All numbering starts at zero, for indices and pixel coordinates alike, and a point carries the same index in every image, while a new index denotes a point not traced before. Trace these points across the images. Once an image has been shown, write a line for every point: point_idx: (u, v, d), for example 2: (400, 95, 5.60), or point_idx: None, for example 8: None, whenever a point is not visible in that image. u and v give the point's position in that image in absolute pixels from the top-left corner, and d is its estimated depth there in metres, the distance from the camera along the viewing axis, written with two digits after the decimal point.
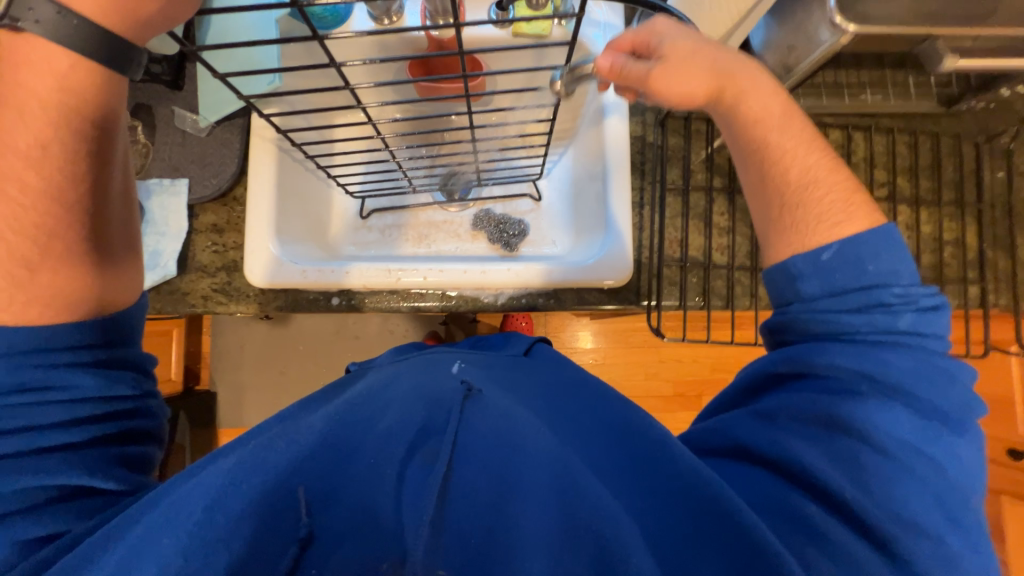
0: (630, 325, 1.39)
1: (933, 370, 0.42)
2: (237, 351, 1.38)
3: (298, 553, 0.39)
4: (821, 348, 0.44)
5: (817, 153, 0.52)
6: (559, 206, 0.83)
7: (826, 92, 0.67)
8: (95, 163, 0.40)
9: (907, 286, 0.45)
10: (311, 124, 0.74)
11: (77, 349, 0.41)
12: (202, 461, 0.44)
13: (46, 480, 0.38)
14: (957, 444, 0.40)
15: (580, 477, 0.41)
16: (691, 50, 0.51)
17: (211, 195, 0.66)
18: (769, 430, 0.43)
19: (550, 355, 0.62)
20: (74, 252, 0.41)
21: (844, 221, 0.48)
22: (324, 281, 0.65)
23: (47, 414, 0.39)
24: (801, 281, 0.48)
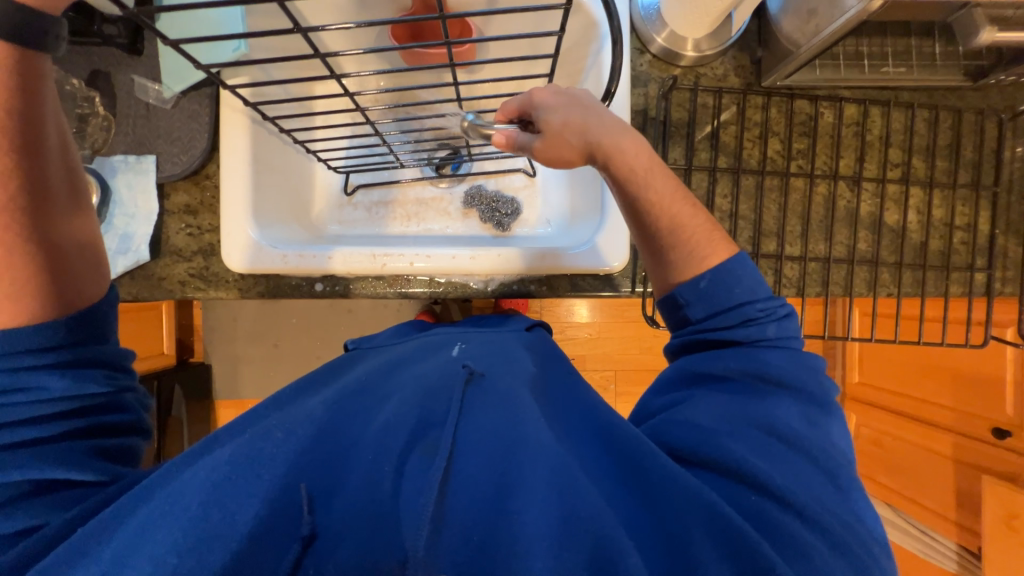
0: (626, 300, 1.37)
1: (801, 362, 0.46)
2: (230, 324, 1.37)
3: (301, 552, 0.37)
4: (713, 356, 0.46)
5: (687, 204, 0.51)
6: (553, 184, 0.79)
7: (844, 64, 0.61)
8: (27, 154, 0.37)
9: (767, 301, 0.48)
10: (288, 94, 0.69)
11: (37, 353, 0.38)
12: (189, 453, 0.42)
13: (17, 477, 0.36)
14: (830, 426, 0.44)
15: (577, 475, 0.40)
16: (566, 123, 0.51)
17: (181, 173, 0.62)
18: (696, 430, 0.42)
19: (548, 344, 0.62)
20: (20, 253, 0.37)
21: (711, 256, 0.49)
22: (307, 267, 0.62)
23: (17, 413, 0.37)
24: (688, 308, 0.50)
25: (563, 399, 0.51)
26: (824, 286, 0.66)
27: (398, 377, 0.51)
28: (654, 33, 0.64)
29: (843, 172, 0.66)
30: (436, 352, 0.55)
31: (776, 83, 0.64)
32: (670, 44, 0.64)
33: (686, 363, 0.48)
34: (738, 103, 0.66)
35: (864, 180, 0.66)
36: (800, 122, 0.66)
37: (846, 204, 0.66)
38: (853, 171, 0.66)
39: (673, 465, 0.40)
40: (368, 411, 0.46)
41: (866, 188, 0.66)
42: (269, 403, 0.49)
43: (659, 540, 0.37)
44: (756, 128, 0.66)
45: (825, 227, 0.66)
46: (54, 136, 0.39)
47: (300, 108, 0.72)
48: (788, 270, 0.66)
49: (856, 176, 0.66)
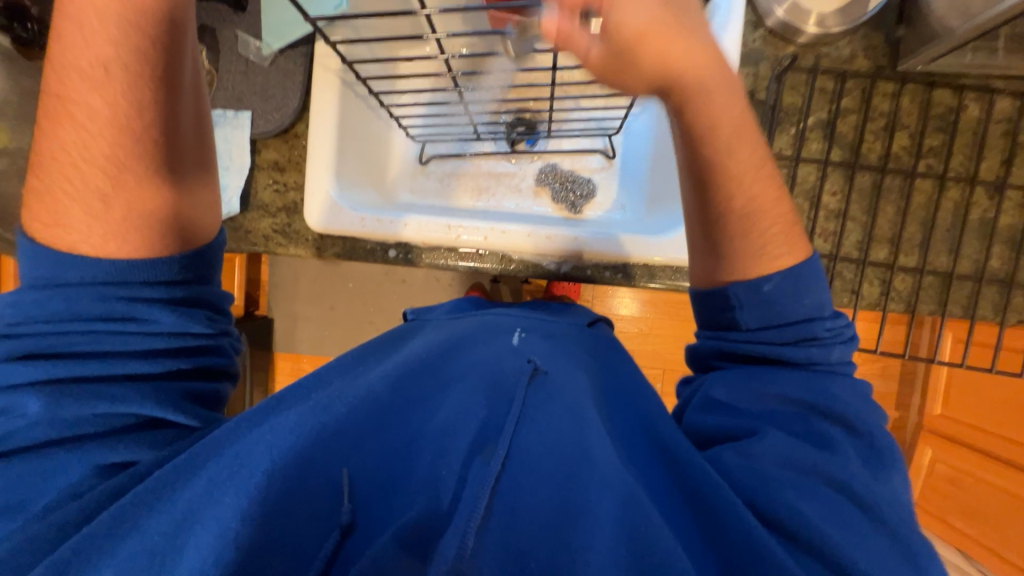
0: (684, 299, 1.31)
1: (868, 402, 0.43)
2: (291, 283, 1.43)
3: (341, 539, 0.39)
4: (767, 377, 0.43)
5: (767, 178, 0.47)
6: (633, 166, 0.75)
7: (1005, 49, 0.51)
8: (162, 87, 0.41)
9: (836, 319, 0.45)
10: (374, 55, 0.68)
11: (156, 286, 0.41)
12: (257, 410, 0.43)
13: (122, 409, 0.39)
14: (895, 479, 0.40)
15: (653, 522, 0.36)
16: (641, 32, 0.38)
17: (273, 130, 0.64)
18: (753, 473, 0.39)
19: (608, 337, 0.57)
20: (149, 186, 0.42)
21: (787, 254, 0.44)
22: (382, 232, 0.63)
23: (129, 343, 0.40)
24: (739, 312, 0.45)
25: (626, 400, 0.48)
26: (941, 305, 0.58)
27: (460, 361, 0.48)
28: (775, 5, 0.56)
29: (982, 176, 0.58)
30: (500, 334, 0.51)
31: (915, 67, 0.56)
32: (791, 17, 0.57)
33: (733, 389, 0.43)
34: (864, 89, 0.59)
35: (1009, 187, 0.57)
36: (936, 115, 0.58)
37: (982, 213, 0.58)
38: (996, 176, 0.57)
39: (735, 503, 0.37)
40: (428, 403, 0.46)
41: (1010, 197, 0.57)
42: (330, 367, 0.49)
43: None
44: (881, 120, 0.59)
45: (951, 238, 0.58)
46: (187, 71, 0.43)
47: (384, 71, 0.72)
48: (899, 282, 0.59)
49: (999, 181, 0.57)
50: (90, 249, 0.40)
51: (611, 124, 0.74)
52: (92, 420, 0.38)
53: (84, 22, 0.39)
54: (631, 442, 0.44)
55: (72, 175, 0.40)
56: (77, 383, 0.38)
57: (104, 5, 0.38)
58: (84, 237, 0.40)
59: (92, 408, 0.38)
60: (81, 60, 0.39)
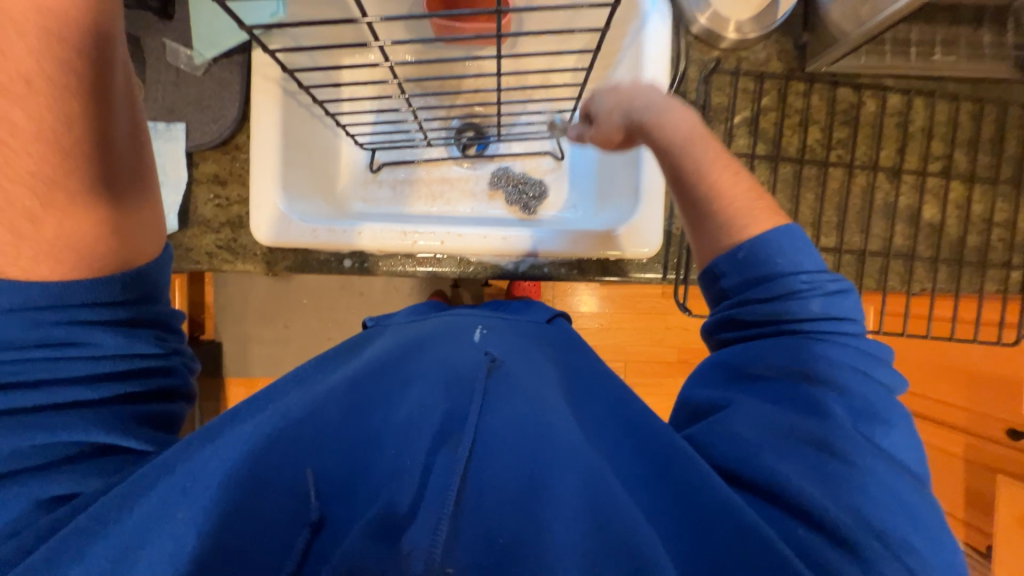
0: (638, 292, 1.37)
1: (866, 362, 0.40)
2: (240, 303, 1.36)
3: (309, 536, 0.38)
4: (752, 347, 0.43)
5: (731, 167, 0.50)
6: (581, 167, 0.78)
7: (891, 52, 0.61)
8: (95, 101, 0.37)
9: (815, 272, 0.43)
10: (316, 63, 0.67)
11: (96, 307, 0.39)
12: (210, 426, 0.42)
13: (65, 438, 0.37)
14: (893, 438, 0.38)
15: (610, 482, 0.39)
16: (617, 104, 0.54)
17: (212, 142, 0.61)
18: (737, 443, 0.39)
19: (568, 331, 0.59)
20: (82, 203, 0.39)
21: (749, 226, 0.46)
22: (335, 242, 0.61)
23: (70, 369, 0.38)
24: (723, 280, 0.47)
25: (593, 384, 0.50)
26: (858, 279, 0.65)
27: (421, 360, 0.48)
28: (698, 13, 0.62)
29: (882, 163, 0.65)
30: (460, 335, 0.51)
31: (820, 69, 0.63)
32: (712, 24, 0.62)
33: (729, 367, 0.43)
34: (780, 89, 0.65)
35: (904, 172, 0.65)
36: (841, 110, 0.65)
37: (885, 195, 0.65)
38: (893, 162, 0.65)
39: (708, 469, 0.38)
40: (388, 402, 0.45)
41: (905, 180, 0.65)
42: (287, 377, 0.48)
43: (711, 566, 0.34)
44: (796, 116, 0.65)
45: (862, 218, 0.65)
46: (121, 83, 0.39)
47: (328, 79, 0.71)
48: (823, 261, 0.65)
49: (896, 167, 0.65)
50: (18, 271, 0.37)
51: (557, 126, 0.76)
52: (34, 450, 0.37)
53: None
54: (600, 422, 0.46)
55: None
56: (15, 415, 0.37)
57: (17, 14, 0.33)
58: (9, 260, 0.37)
59: (33, 438, 0.36)
60: None
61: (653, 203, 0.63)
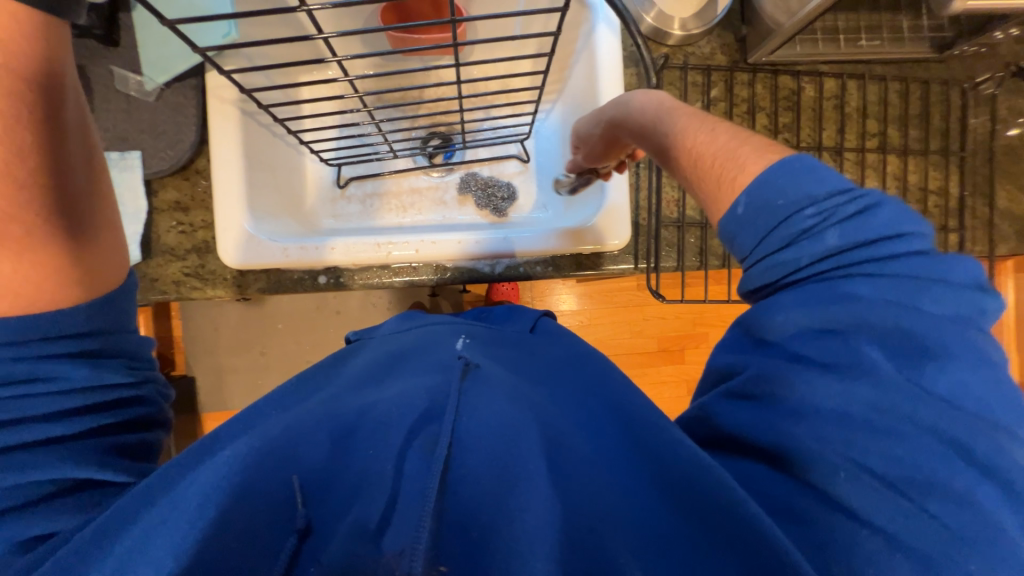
0: (615, 287, 1.40)
1: (907, 291, 0.36)
2: (211, 334, 1.31)
3: (297, 544, 0.38)
4: (775, 305, 0.39)
5: (692, 115, 0.48)
6: (547, 168, 0.80)
7: (822, 39, 0.66)
8: (49, 132, 0.39)
9: (828, 199, 0.38)
10: (273, 82, 0.67)
11: (62, 339, 0.38)
12: (190, 452, 0.41)
13: (35, 476, 0.35)
14: (943, 377, 0.34)
15: (579, 474, 0.40)
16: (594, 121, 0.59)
17: (170, 167, 0.59)
18: (769, 421, 0.37)
19: (554, 330, 0.61)
20: (40, 237, 0.39)
21: (740, 176, 0.42)
22: (308, 259, 0.61)
23: (36, 406, 0.37)
24: (737, 240, 0.42)
25: (574, 372, 0.52)
26: None
27: (402, 372, 0.49)
28: (644, 13, 0.66)
29: (825, 144, 0.70)
30: (441, 344, 0.53)
31: (761, 59, 0.67)
32: (659, 23, 0.66)
33: (766, 324, 0.39)
34: (726, 80, 0.69)
35: (846, 150, 0.69)
36: (784, 97, 0.69)
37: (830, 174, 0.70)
38: (835, 142, 0.70)
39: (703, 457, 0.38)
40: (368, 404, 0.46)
41: (848, 158, 0.70)
42: (269, 399, 0.47)
43: (672, 532, 0.37)
44: (743, 105, 0.69)
45: None
46: (71, 113, 0.41)
47: (288, 98, 0.70)
48: None
49: (838, 147, 0.69)
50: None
51: (520, 130, 0.78)
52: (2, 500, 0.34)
53: None
54: (579, 408, 0.47)
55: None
56: None
57: None
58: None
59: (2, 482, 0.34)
60: None
61: (620, 196, 0.65)
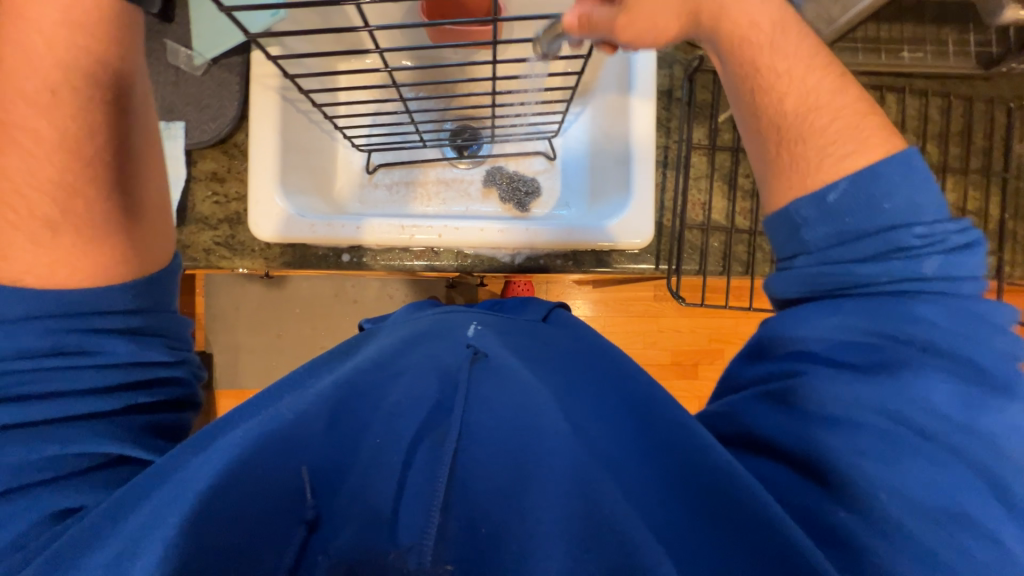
0: (631, 295, 1.38)
1: (976, 327, 0.37)
2: (231, 314, 1.34)
3: (307, 535, 0.39)
4: (832, 306, 0.39)
5: (822, 68, 0.45)
6: (573, 166, 0.80)
7: (862, 48, 0.65)
8: (113, 110, 0.40)
9: (931, 224, 0.39)
10: (311, 70, 0.70)
11: (109, 315, 0.39)
12: (207, 431, 0.42)
13: (70, 449, 0.37)
14: (1006, 409, 0.36)
15: (602, 482, 0.40)
16: None
17: (210, 139, 0.62)
18: (795, 419, 0.38)
19: (568, 321, 0.59)
20: (97, 211, 0.40)
21: (854, 151, 0.42)
22: (335, 236, 0.62)
23: (80, 379, 0.38)
24: (806, 230, 0.42)
25: (596, 358, 0.50)
26: None
27: (411, 355, 0.48)
28: None
29: None
30: (454, 330, 0.51)
31: None
32: None
33: (816, 323, 0.39)
34: None
35: None
36: None
37: None
38: None
39: (732, 464, 0.37)
40: (377, 390, 0.45)
41: None
42: (275, 387, 0.47)
43: (689, 536, 0.37)
44: None
45: None
46: (139, 92, 0.42)
47: (326, 84, 0.73)
48: None
49: None
50: (35, 280, 0.38)
51: (548, 127, 0.79)
52: (37, 466, 0.36)
53: (27, 46, 0.37)
54: (594, 395, 0.46)
55: (14, 204, 0.38)
56: (27, 428, 0.37)
57: (53, 28, 0.37)
58: (24, 264, 0.38)
59: (42, 452, 0.36)
60: (25, 83, 0.37)
61: (646, 194, 0.65)
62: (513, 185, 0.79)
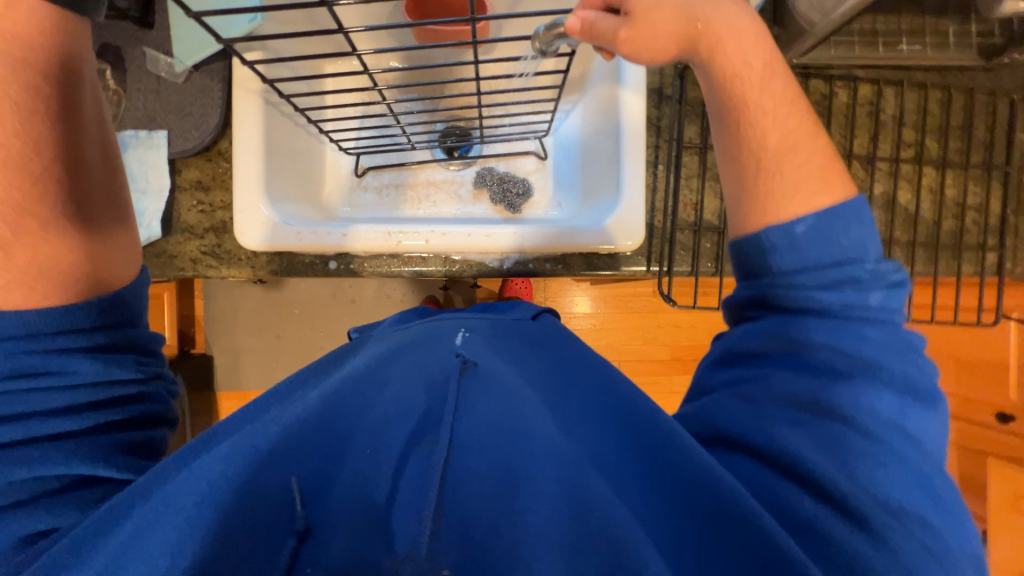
0: (630, 292, 1.37)
1: (906, 348, 0.41)
2: (231, 316, 1.35)
3: (297, 545, 0.38)
4: (796, 325, 0.41)
5: (796, 114, 0.47)
6: (565, 166, 0.79)
7: (859, 42, 0.64)
8: (60, 123, 0.40)
9: (876, 261, 0.43)
10: (297, 73, 0.69)
11: (71, 334, 0.40)
12: (188, 446, 0.42)
13: (41, 472, 0.37)
14: (930, 419, 0.39)
15: (591, 484, 0.40)
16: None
17: (193, 148, 0.61)
18: (754, 415, 0.39)
19: (553, 324, 0.57)
20: (54, 231, 0.40)
21: (822, 192, 0.44)
22: (321, 243, 0.62)
23: (45, 400, 0.38)
24: (773, 255, 0.43)
25: (575, 371, 0.48)
26: None
27: (401, 362, 0.48)
28: None
29: (857, 152, 0.67)
30: (443, 337, 0.51)
31: (791, 61, 0.65)
32: None
33: (773, 341, 0.41)
34: None
35: (878, 160, 0.66)
36: (815, 101, 0.67)
37: (861, 184, 0.67)
38: (867, 151, 0.67)
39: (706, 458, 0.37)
40: (364, 400, 0.45)
41: (880, 168, 0.67)
42: (266, 397, 0.48)
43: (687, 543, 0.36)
44: None
45: None
46: (88, 105, 0.42)
47: (311, 87, 0.72)
48: None
49: (870, 156, 0.66)
50: None
51: (539, 126, 0.77)
52: (14, 487, 0.36)
53: None
54: (574, 403, 0.45)
55: None
56: None
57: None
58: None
59: (9, 476, 0.36)
60: None
61: (636, 196, 0.64)
62: (504, 186, 0.78)
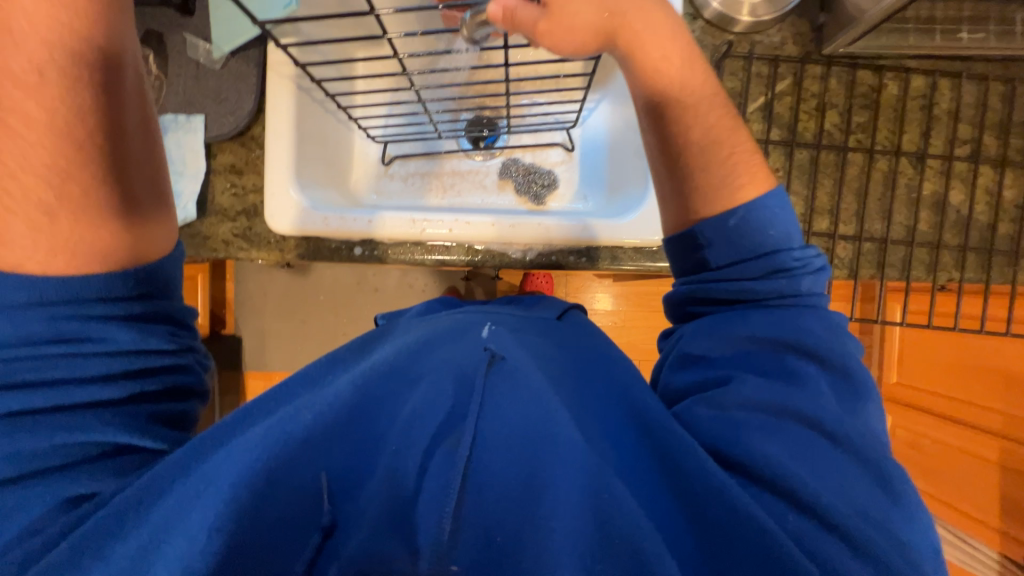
0: (654, 289, 1.34)
1: (841, 336, 0.43)
2: (260, 299, 1.39)
3: (320, 541, 0.40)
4: (737, 319, 0.43)
5: (716, 109, 0.49)
6: (592, 158, 0.77)
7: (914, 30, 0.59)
8: (103, 92, 0.40)
9: (803, 249, 0.45)
10: (328, 58, 0.69)
11: (107, 302, 0.41)
12: (226, 425, 0.43)
13: (83, 438, 0.39)
14: (868, 409, 0.41)
15: (616, 492, 0.38)
16: None
17: (228, 133, 0.63)
18: (730, 426, 0.39)
19: (583, 323, 0.56)
20: (91, 200, 0.41)
21: (748, 184, 0.46)
22: (347, 229, 0.63)
23: (84, 367, 0.40)
24: (708, 250, 0.46)
25: (604, 370, 0.47)
26: (879, 269, 0.63)
27: (429, 357, 0.46)
28: None
29: (905, 148, 0.63)
30: (467, 332, 0.47)
31: (837, 50, 0.61)
32: (725, 8, 0.61)
33: (708, 339, 0.44)
34: (796, 73, 0.64)
35: (930, 157, 0.63)
36: (861, 94, 0.63)
37: (908, 183, 0.63)
38: (918, 147, 0.63)
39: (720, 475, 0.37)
40: (394, 399, 0.45)
41: (931, 166, 0.63)
42: (297, 377, 0.47)
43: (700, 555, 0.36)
44: (812, 100, 0.64)
45: (883, 206, 0.63)
46: (130, 77, 0.43)
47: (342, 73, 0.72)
48: (859, 248, 0.63)
49: (920, 152, 0.63)
50: (34, 266, 0.39)
51: (567, 117, 0.76)
52: (54, 452, 0.38)
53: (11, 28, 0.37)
54: (596, 405, 0.44)
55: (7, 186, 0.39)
56: (33, 415, 0.38)
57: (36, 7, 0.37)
58: (22, 250, 0.39)
59: (50, 439, 0.38)
60: (11, 62, 0.38)
61: None
62: (529, 177, 0.77)
